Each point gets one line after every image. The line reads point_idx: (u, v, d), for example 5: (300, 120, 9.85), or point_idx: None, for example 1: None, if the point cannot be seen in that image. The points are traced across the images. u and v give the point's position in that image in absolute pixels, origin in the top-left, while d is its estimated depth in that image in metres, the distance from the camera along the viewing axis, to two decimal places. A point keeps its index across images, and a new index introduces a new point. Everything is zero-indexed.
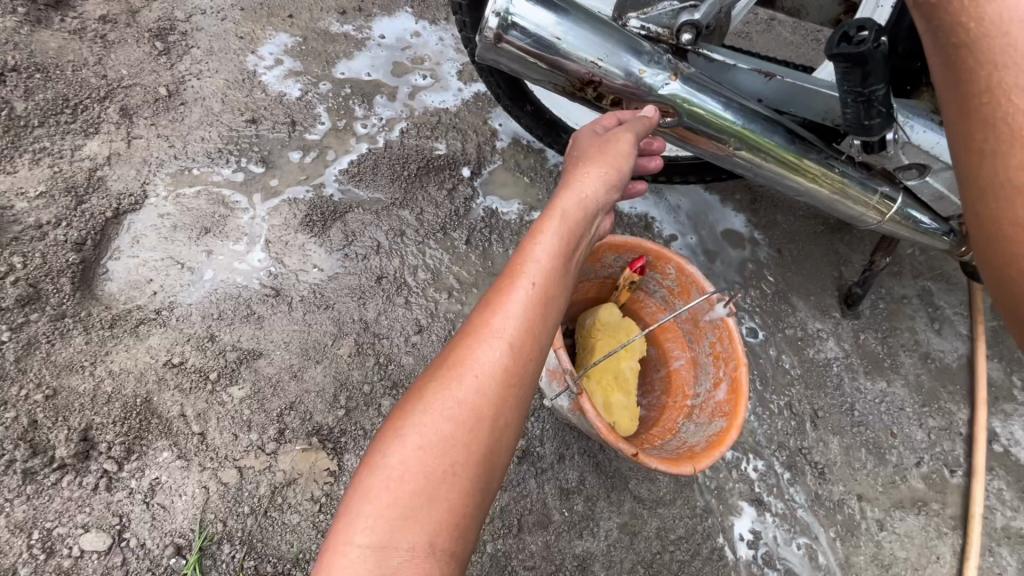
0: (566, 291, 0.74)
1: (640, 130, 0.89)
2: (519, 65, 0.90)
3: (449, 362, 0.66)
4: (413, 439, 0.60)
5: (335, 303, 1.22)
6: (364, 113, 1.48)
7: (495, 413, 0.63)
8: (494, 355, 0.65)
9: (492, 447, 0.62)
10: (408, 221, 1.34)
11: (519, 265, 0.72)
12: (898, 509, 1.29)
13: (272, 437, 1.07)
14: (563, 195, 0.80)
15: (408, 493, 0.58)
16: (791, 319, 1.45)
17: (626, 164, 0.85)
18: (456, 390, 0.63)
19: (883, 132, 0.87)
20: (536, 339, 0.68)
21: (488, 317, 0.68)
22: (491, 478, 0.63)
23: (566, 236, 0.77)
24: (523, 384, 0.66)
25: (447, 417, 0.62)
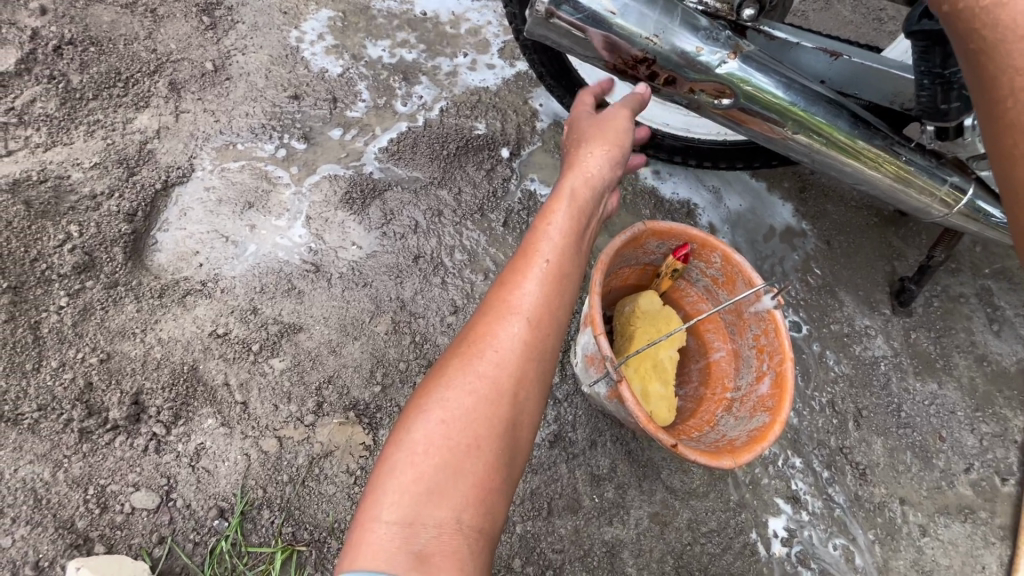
0: (578, 271, 0.79)
1: (634, 106, 0.91)
2: (569, 42, 0.87)
3: (468, 341, 0.70)
4: (437, 414, 0.63)
5: (373, 281, 1.23)
6: (405, 92, 1.47)
7: (516, 387, 0.67)
8: (514, 331, 0.70)
9: (514, 421, 0.66)
10: (445, 201, 1.34)
11: (532, 247, 0.78)
12: (943, 514, 1.24)
13: (311, 409, 1.10)
14: (569, 178, 0.86)
15: (433, 467, 0.60)
16: (837, 314, 1.39)
17: (626, 139, 0.89)
18: (476, 365, 0.67)
19: (962, 119, 0.80)
20: (551, 316, 0.73)
21: (506, 296, 0.73)
22: (514, 452, 0.66)
23: (577, 218, 0.82)
24: (541, 359, 0.71)
25: (470, 391, 0.65)
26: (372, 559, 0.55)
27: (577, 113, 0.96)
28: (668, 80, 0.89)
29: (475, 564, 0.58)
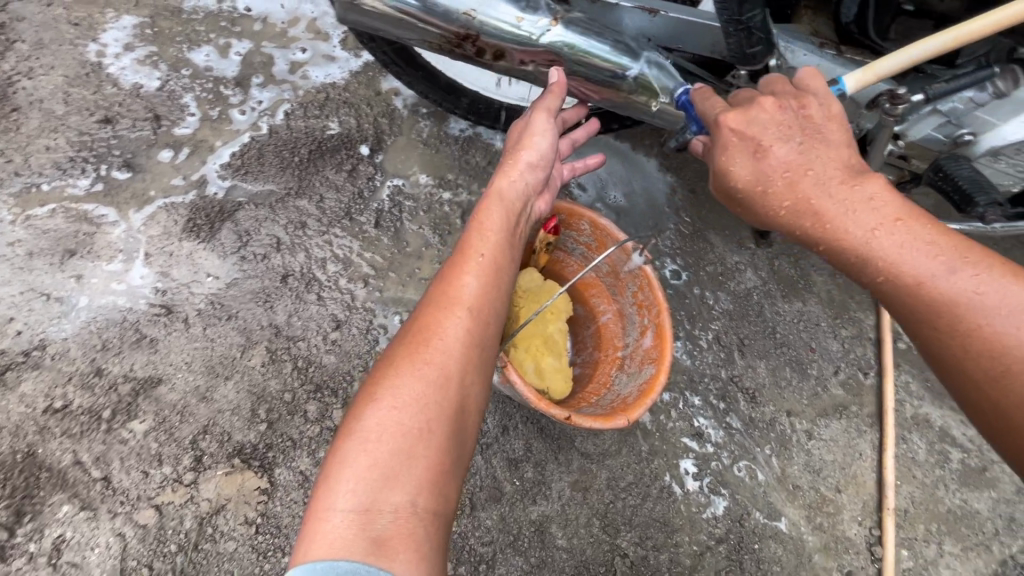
0: (513, 265, 0.78)
1: (553, 104, 0.86)
2: (386, 23, 0.82)
3: (415, 333, 0.67)
4: (384, 402, 0.60)
5: (239, 312, 1.11)
6: (241, 99, 1.33)
7: (463, 372, 0.65)
8: (458, 322, 0.68)
9: (462, 406, 0.64)
10: (307, 211, 1.24)
11: (466, 241, 0.76)
12: (823, 416, 1.39)
13: (189, 466, 0.98)
14: (497, 180, 0.83)
15: (384, 454, 0.58)
16: (710, 256, 1.48)
17: (544, 143, 0.86)
18: (424, 354, 0.64)
19: (766, 60, 0.85)
20: (493, 307, 0.72)
21: (444, 290, 0.70)
22: (463, 435, 0.64)
23: (506, 217, 0.80)
24: (487, 348, 0.69)
25: (421, 379, 0.63)
26: (328, 549, 0.53)
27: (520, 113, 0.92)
28: (497, 52, 0.85)
29: (431, 544, 0.56)
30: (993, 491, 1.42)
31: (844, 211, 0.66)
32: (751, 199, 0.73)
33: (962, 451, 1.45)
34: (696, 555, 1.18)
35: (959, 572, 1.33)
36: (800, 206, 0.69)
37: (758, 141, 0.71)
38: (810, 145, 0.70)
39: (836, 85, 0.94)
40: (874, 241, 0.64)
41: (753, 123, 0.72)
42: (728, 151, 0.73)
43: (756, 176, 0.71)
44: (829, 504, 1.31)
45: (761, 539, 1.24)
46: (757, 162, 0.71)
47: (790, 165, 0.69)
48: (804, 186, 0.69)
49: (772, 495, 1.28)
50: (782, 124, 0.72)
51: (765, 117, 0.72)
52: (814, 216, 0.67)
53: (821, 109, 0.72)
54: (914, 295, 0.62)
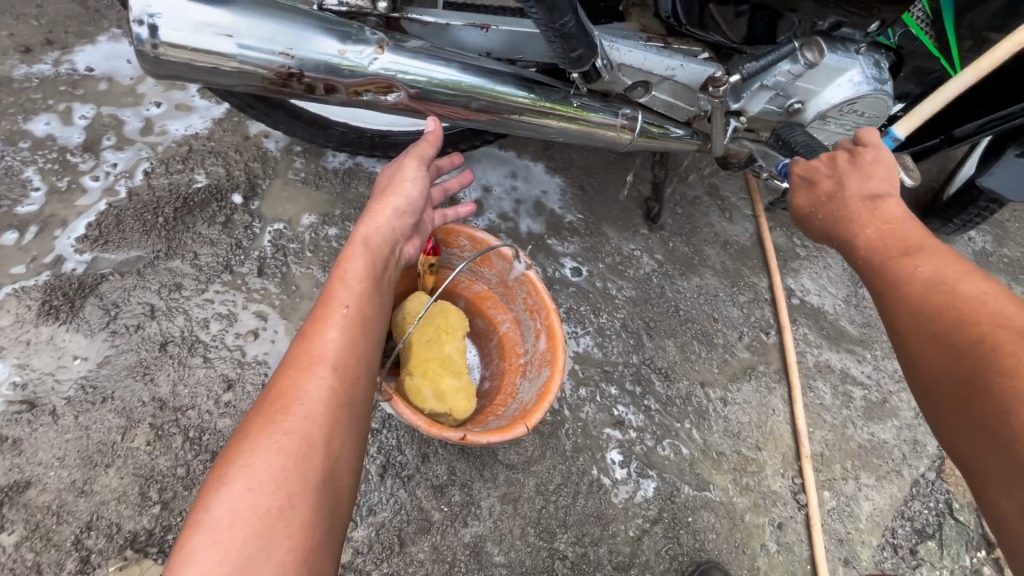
0: (383, 310, 0.77)
1: (424, 154, 0.91)
2: (200, 74, 0.78)
3: (272, 400, 0.64)
4: (237, 485, 0.58)
5: (114, 392, 1.04)
6: (92, 164, 1.25)
7: (327, 436, 0.63)
8: (320, 382, 0.65)
9: (330, 472, 0.62)
10: (182, 271, 1.18)
11: (330, 292, 0.73)
12: (734, 381, 1.46)
13: (74, 569, 0.90)
14: (363, 225, 0.82)
15: (238, 543, 0.55)
16: (607, 248, 1.53)
17: (413, 189, 0.88)
18: (282, 425, 0.62)
19: (592, 60, 0.89)
20: (360, 359, 0.70)
21: (305, 349, 0.68)
22: (333, 502, 0.62)
23: (373, 262, 0.79)
24: (356, 404, 0.67)
25: (279, 452, 0.60)
26: None
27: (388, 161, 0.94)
28: (327, 86, 0.84)
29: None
30: (895, 420, 1.53)
31: (853, 217, 0.81)
32: (799, 219, 0.91)
33: (863, 388, 1.56)
34: (634, 541, 1.21)
35: (877, 501, 1.43)
36: (824, 221, 0.85)
37: (810, 177, 0.91)
38: (848, 179, 0.86)
39: (666, 75, 1.00)
40: (862, 240, 0.78)
41: (809, 168, 0.92)
42: (794, 187, 0.94)
43: (807, 202, 0.90)
44: (751, 464, 1.37)
45: (694, 511, 1.28)
46: (808, 192, 0.90)
47: (826, 194, 0.87)
48: (831, 206, 0.85)
49: (698, 467, 1.33)
50: (831, 165, 0.90)
51: (820, 165, 0.91)
52: (830, 226, 0.84)
53: (872, 155, 0.87)
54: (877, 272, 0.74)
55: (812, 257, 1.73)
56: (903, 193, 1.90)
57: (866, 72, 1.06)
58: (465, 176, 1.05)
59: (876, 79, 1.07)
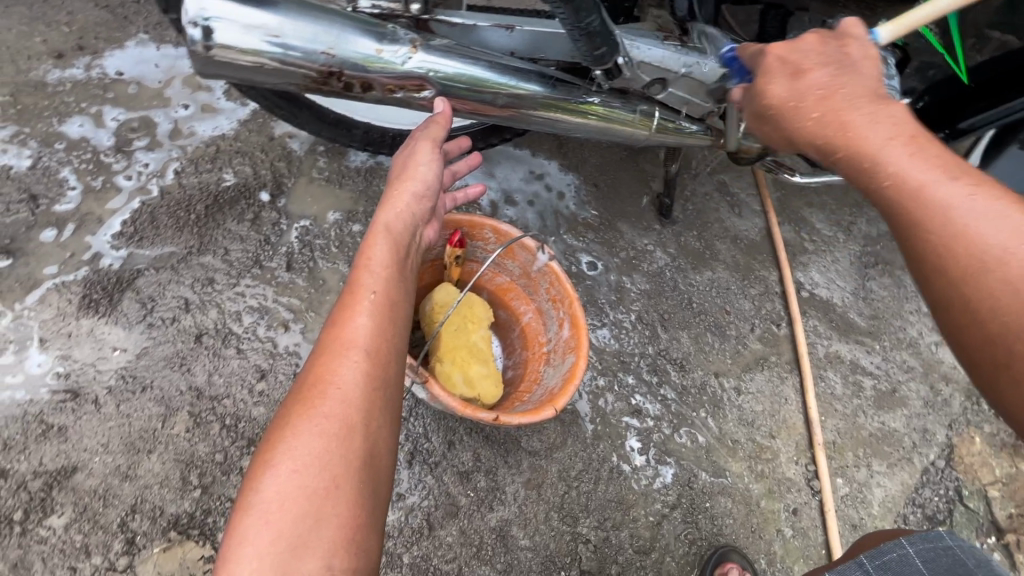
0: (407, 295, 0.79)
1: (438, 134, 0.93)
2: (247, 74, 0.83)
3: (308, 385, 0.67)
4: (283, 469, 0.60)
5: (153, 381, 1.07)
6: (125, 164, 1.30)
7: (365, 417, 0.66)
8: (353, 365, 0.68)
9: (371, 453, 0.65)
10: (213, 266, 1.22)
11: (357, 279, 0.76)
12: (747, 371, 1.49)
13: (121, 550, 0.94)
14: (382, 212, 0.85)
15: (289, 524, 0.58)
16: (621, 243, 1.57)
17: (428, 173, 0.91)
18: (321, 408, 0.64)
19: (614, 58, 0.93)
20: (389, 342, 0.72)
21: (337, 334, 0.71)
22: (375, 481, 0.65)
23: (396, 248, 0.82)
24: (389, 386, 0.70)
25: (320, 435, 0.63)
26: None
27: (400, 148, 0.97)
28: (364, 85, 0.88)
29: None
30: (905, 409, 1.57)
31: (868, 122, 0.67)
32: (778, 113, 0.76)
33: (873, 377, 1.59)
34: (654, 525, 1.24)
35: (888, 487, 1.46)
36: (826, 118, 0.71)
37: (796, 70, 0.75)
38: (843, 73, 0.73)
39: (683, 73, 1.03)
40: (889, 149, 0.65)
41: (792, 58, 0.76)
42: (768, 75, 0.77)
43: (790, 95, 0.74)
44: (766, 451, 1.40)
45: (711, 497, 1.31)
46: (792, 83, 0.75)
47: (829, 87, 0.72)
48: (834, 101, 0.71)
49: (714, 454, 1.36)
50: (814, 57, 0.75)
51: (807, 51, 0.76)
52: (838, 125, 0.69)
53: (858, 48, 0.76)
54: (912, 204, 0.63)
55: (819, 251, 1.77)
56: None
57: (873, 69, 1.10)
58: (471, 161, 1.09)
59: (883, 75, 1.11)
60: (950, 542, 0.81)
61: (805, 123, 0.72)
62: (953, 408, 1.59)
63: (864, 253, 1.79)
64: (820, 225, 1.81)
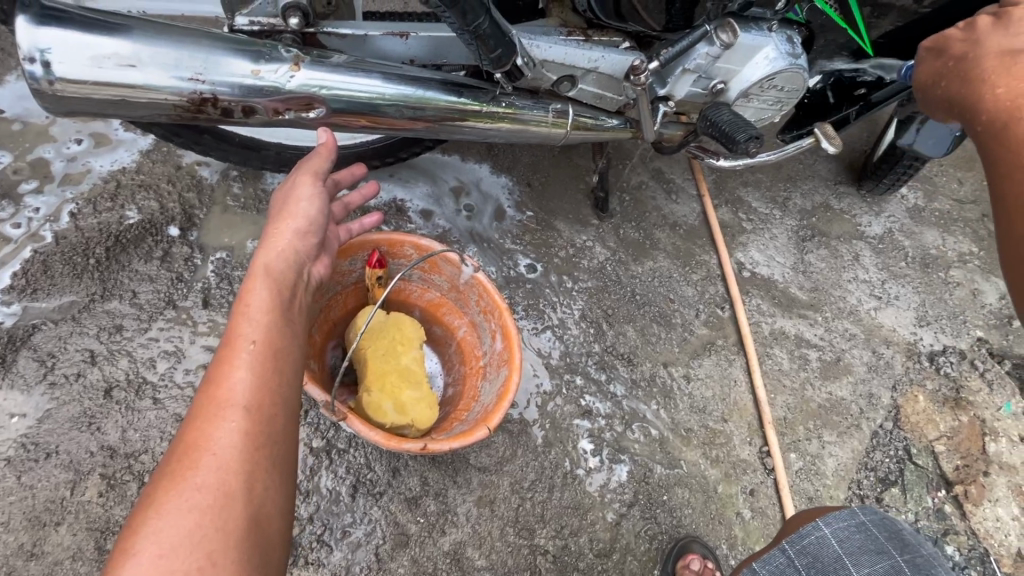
0: (296, 339, 0.74)
1: (318, 168, 0.91)
2: (107, 107, 0.76)
3: (178, 455, 0.61)
4: (146, 557, 0.54)
5: (59, 445, 0.99)
6: (13, 211, 1.20)
7: (246, 483, 0.60)
8: (230, 427, 0.62)
9: (255, 522, 0.59)
10: (121, 312, 1.13)
11: (234, 329, 0.70)
12: (695, 357, 1.50)
13: None
14: (262, 253, 0.80)
15: None
16: (559, 242, 1.55)
17: (311, 209, 0.86)
18: (192, 480, 0.58)
19: (512, 59, 0.89)
20: (276, 395, 0.67)
21: (211, 394, 0.65)
22: (262, 554, 0.59)
23: (279, 291, 0.77)
24: (275, 445, 0.65)
25: (191, 511, 0.57)
26: None
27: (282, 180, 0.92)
28: (246, 109, 0.82)
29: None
30: (850, 376, 1.60)
31: (988, 81, 0.75)
32: (926, 86, 0.86)
33: (817, 349, 1.62)
34: (613, 526, 1.23)
35: (840, 456, 1.49)
36: (959, 83, 0.79)
37: (939, 46, 0.84)
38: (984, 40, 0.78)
39: (589, 67, 1.01)
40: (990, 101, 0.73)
41: (939, 37, 0.84)
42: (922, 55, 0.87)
43: (931, 70, 0.85)
44: (719, 436, 1.41)
45: (668, 489, 1.30)
46: (934, 57, 0.84)
47: (959, 57, 0.80)
48: (966, 70, 0.78)
49: (669, 445, 1.36)
50: (967, 29, 0.81)
51: (952, 32, 0.83)
52: (969, 85, 0.77)
53: (1023, 11, 0.77)
54: (996, 139, 0.71)
55: (757, 229, 1.79)
56: (838, 159, 1.98)
57: (780, 48, 1.10)
58: (372, 187, 1.03)
59: (790, 54, 1.11)
60: (864, 518, 0.88)
61: (943, 90, 0.82)
62: (895, 369, 1.63)
63: (801, 227, 1.82)
64: (756, 203, 1.83)
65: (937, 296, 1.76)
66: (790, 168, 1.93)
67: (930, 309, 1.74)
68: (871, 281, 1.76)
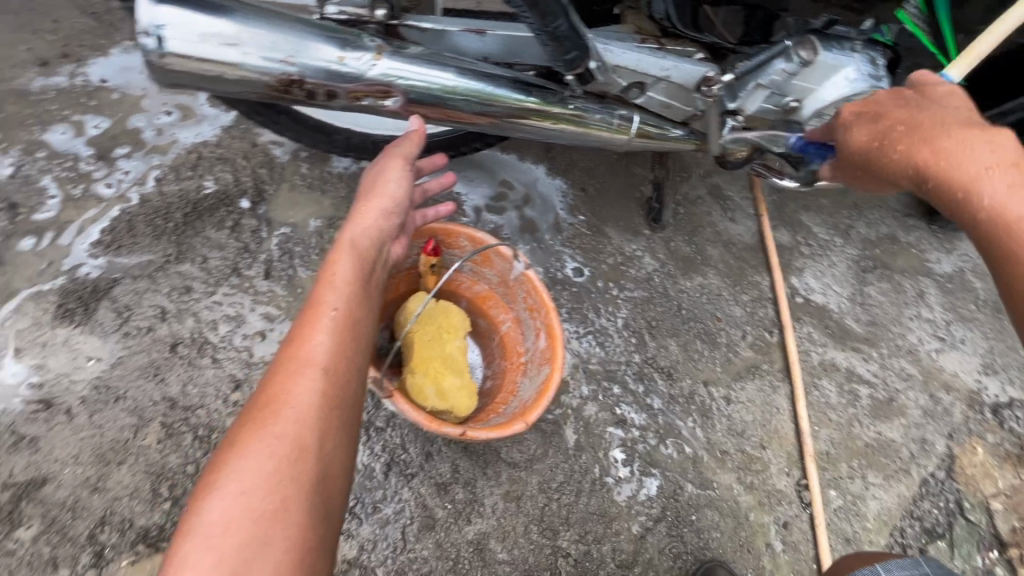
0: (371, 313, 0.79)
1: (409, 152, 0.94)
2: (206, 82, 0.82)
3: (262, 404, 0.66)
4: (229, 491, 0.58)
5: (127, 391, 1.07)
6: (106, 172, 1.30)
7: (319, 438, 0.65)
8: (310, 385, 0.67)
9: (323, 475, 0.63)
10: (191, 275, 1.21)
11: (318, 295, 0.75)
12: (738, 380, 1.46)
13: (89, 563, 0.93)
14: (349, 227, 0.85)
15: (233, 548, 0.56)
16: (609, 249, 1.54)
17: (397, 190, 0.91)
18: (273, 428, 0.63)
19: (586, 62, 0.91)
20: (350, 362, 0.72)
21: (295, 352, 0.70)
22: (328, 505, 0.63)
23: (361, 265, 0.81)
24: (345, 407, 0.69)
25: (271, 456, 0.61)
26: None
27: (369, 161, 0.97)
28: (328, 93, 0.86)
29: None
30: (903, 418, 1.52)
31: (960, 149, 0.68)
32: (869, 155, 0.80)
33: (869, 387, 1.55)
34: (637, 539, 1.21)
35: (884, 500, 1.42)
36: (915, 156, 0.72)
37: (875, 113, 0.81)
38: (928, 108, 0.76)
39: (660, 75, 1.02)
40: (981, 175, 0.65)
41: (874, 104, 0.82)
42: (855, 124, 0.84)
43: (872, 135, 0.79)
44: (756, 462, 1.37)
45: (697, 510, 1.28)
46: (873, 124, 0.80)
47: (908, 122, 0.76)
48: (913, 143, 0.73)
49: (702, 465, 1.33)
50: (903, 100, 0.81)
51: (886, 102, 0.82)
52: (930, 153, 0.70)
53: (943, 89, 0.79)
54: (983, 223, 0.64)
55: (815, 256, 1.72)
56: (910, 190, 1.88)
57: (860, 70, 1.05)
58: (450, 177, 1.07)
59: (871, 75, 1.06)
60: (927, 569, 0.83)
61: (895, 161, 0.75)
62: (953, 417, 1.54)
63: (862, 257, 1.75)
64: (816, 229, 1.77)
65: (1007, 345, 1.65)
66: (856, 195, 1.86)
67: (999, 358, 1.63)
68: (934, 321, 1.67)
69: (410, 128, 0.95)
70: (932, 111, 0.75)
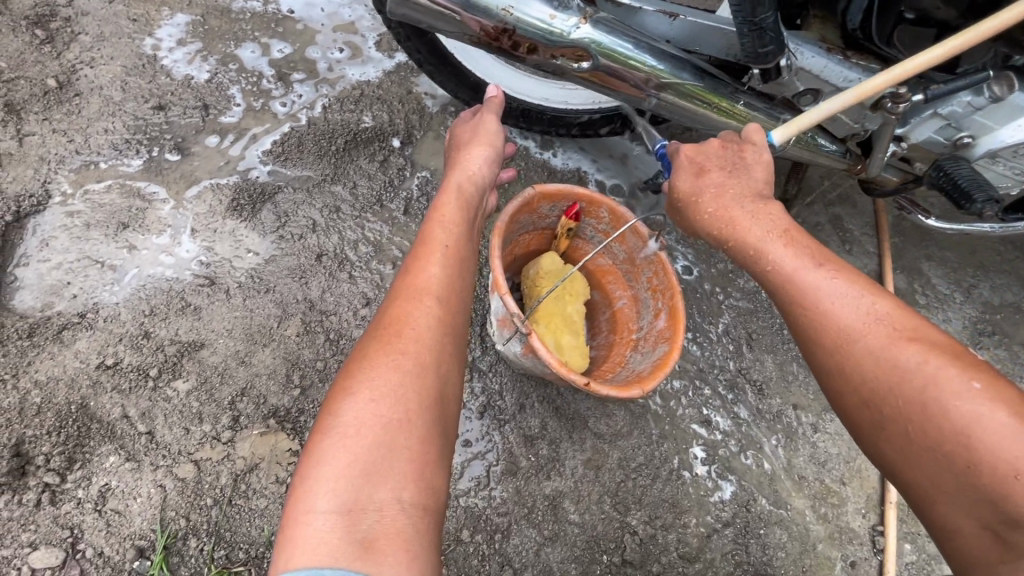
0: (473, 255, 0.87)
1: (498, 109, 1.01)
2: (431, 17, 0.91)
3: (385, 326, 0.75)
4: (361, 399, 0.67)
5: (276, 286, 1.19)
6: (283, 92, 1.43)
7: (434, 360, 0.73)
8: (426, 311, 0.76)
9: (439, 392, 0.71)
10: (341, 197, 1.32)
11: (431, 234, 0.84)
12: (829, 411, 1.43)
13: (227, 425, 1.05)
14: (455, 175, 0.93)
15: (366, 449, 0.64)
16: (721, 255, 1.54)
17: (498, 140, 0.98)
18: (397, 347, 0.72)
19: (778, 59, 0.93)
20: (458, 295, 0.80)
21: (412, 282, 0.79)
22: (443, 420, 0.71)
23: (465, 209, 0.90)
24: (454, 335, 0.77)
25: (396, 371, 0.70)
26: (312, 555, 0.57)
27: (460, 117, 1.03)
28: (529, 47, 0.93)
29: (421, 539, 0.62)
30: None
31: (747, 220, 0.83)
32: (687, 205, 0.90)
33: None
34: (703, 537, 1.22)
35: None
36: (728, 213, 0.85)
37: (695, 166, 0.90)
38: (734, 176, 0.89)
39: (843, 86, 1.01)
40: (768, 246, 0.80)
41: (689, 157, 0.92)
42: (677, 169, 0.92)
43: (691, 187, 0.90)
44: (834, 496, 1.34)
45: (767, 525, 1.27)
46: (696, 179, 0.90)
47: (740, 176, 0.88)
48: (726, 200, 0.86)
49: (779, 484, 1.32)
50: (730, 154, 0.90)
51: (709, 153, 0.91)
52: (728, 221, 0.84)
53: (754, 155, 0.89)
54: (789, 296, 0.76)
55: (931, 307, 1.65)
56: None
57: None
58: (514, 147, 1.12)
59: None
60: None
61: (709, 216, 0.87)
62: None
63: (981, 320, 1.66)
64: (937, 281, 1.69)
65: None
66: (988, 255, 1.75)
67: None
68: None
69: (487, 97, 1.02)
70: (737, 178, 0.88)
